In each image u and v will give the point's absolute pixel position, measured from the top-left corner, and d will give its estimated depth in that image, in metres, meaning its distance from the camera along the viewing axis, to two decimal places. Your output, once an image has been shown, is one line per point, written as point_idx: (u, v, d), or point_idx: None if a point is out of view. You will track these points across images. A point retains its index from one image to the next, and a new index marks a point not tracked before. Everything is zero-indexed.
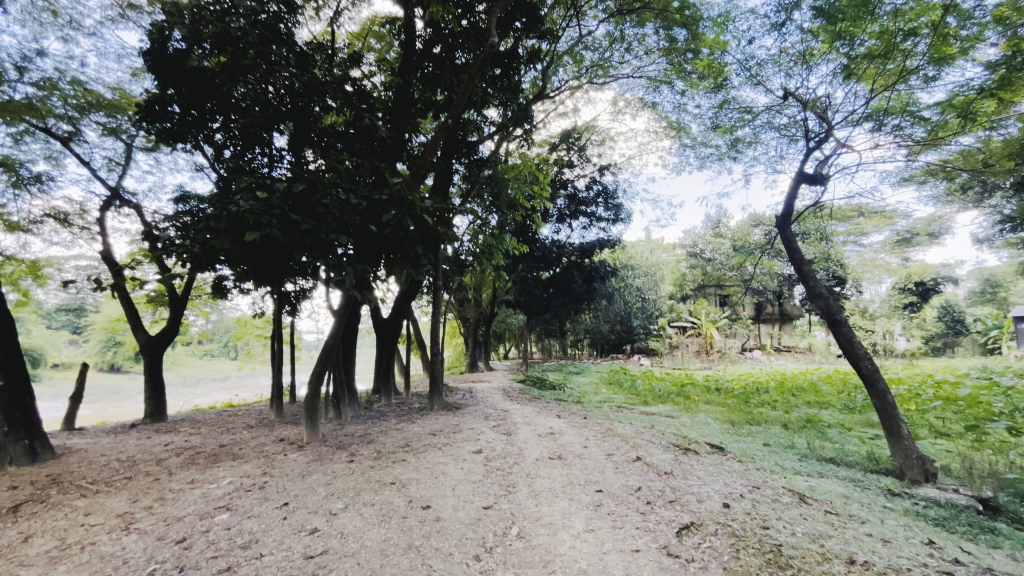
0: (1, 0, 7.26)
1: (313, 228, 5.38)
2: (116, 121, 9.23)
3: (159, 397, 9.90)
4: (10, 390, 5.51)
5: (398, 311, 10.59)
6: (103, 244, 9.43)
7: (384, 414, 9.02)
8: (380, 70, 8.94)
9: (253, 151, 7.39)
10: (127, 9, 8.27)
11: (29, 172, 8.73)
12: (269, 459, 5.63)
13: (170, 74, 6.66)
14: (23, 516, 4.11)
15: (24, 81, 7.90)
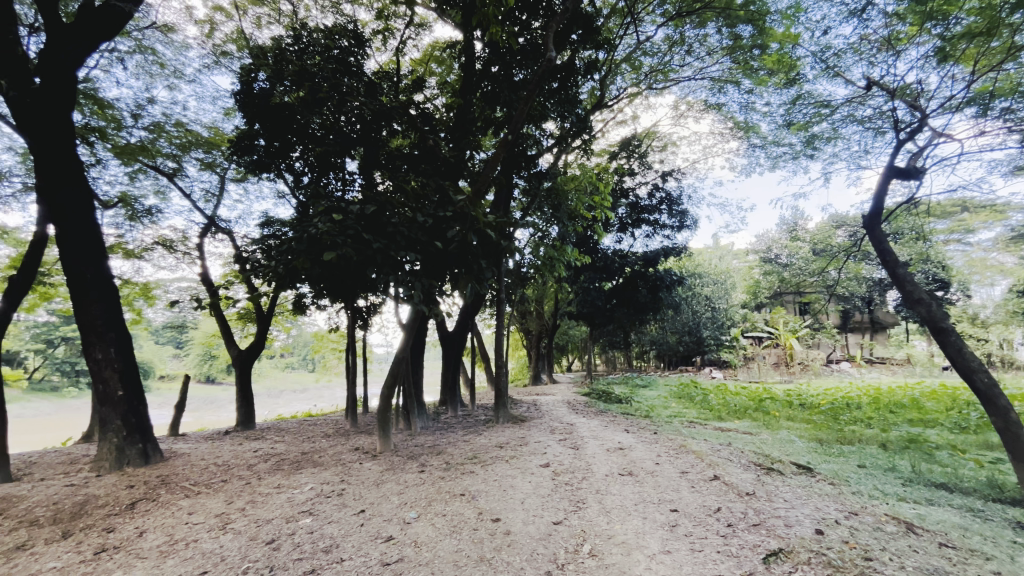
0: (120, 58, 8.38)
1: (384, 246, 5.67)
2: (212, 157, 10.20)
3: (248, 407, 10.72)
4: (128, 399, 6.20)
5: (463, 324, 10.82)
6: (202, 267, 10.44)
7: (451, 425, 9.19)
8: (441, 93, 9.33)
9: (328, 177, 7.89)
10: (220, 56, 9.24)
11: (142, 206, 9.90)
12: (346, 466, 5.92)
13: (257, 111, 7.36)
14: (139, 513, 4.59)
15: (139, 127, 9.04)
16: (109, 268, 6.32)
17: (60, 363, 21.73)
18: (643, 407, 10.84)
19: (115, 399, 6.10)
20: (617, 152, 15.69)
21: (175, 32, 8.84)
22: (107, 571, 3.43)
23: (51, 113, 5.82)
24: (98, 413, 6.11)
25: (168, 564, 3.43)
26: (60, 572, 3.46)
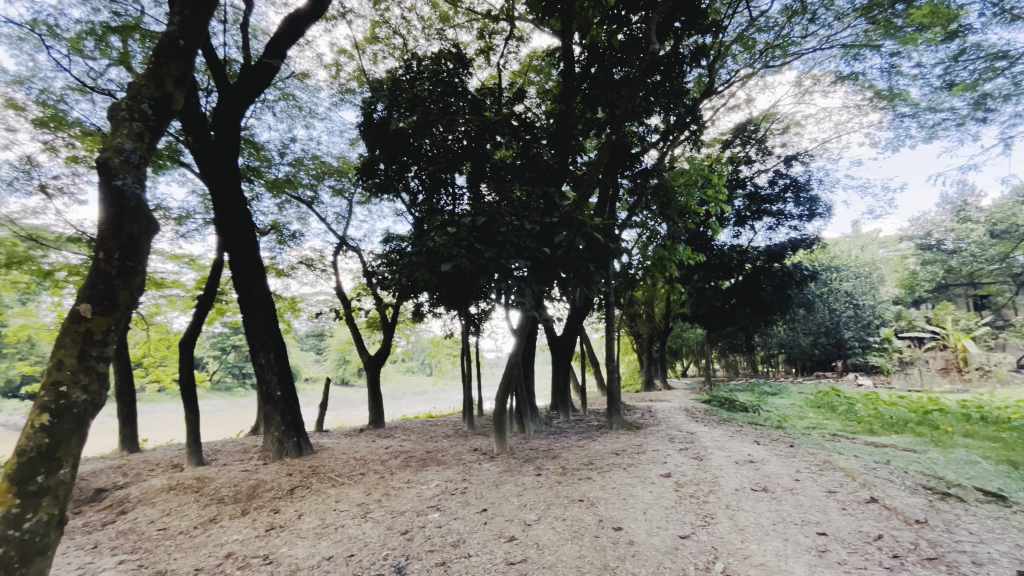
0: (269, 107, 9.82)
1: (495, 255, 5.91)
2: (342, 183, 11.49)
3: (379, 407, 11.79)
4: (285, 399, 7.18)
5: (572, 328, 10.80)
6: (337, 282, 11.76)
7: (564, 430, 9.19)
8: (541, 101, 9.46)
9: (440, 193, 8.41)
10: (345, 93, 10.37)
11: (288, 231, 11.46)
12: (467, 466, 6.23)
13: (378, 139, 8.12)
14: (298, 498, 5.30)
15: (284, 163, 10.47)
16: (267, 286, 7.38)
17: (232, 367, 25.87)
18: (773, 416, 9.84)
19: (275, 398, 7.10)
20: (730, 140, 14.59)
21: (309, 78, 10.13)
22: (276, 546, 3.99)
23: (222, 160, 6.97)
24: (263, 411, 7.16)
25: (324, 544, 3.91)
26: (242, 544, 4.11)
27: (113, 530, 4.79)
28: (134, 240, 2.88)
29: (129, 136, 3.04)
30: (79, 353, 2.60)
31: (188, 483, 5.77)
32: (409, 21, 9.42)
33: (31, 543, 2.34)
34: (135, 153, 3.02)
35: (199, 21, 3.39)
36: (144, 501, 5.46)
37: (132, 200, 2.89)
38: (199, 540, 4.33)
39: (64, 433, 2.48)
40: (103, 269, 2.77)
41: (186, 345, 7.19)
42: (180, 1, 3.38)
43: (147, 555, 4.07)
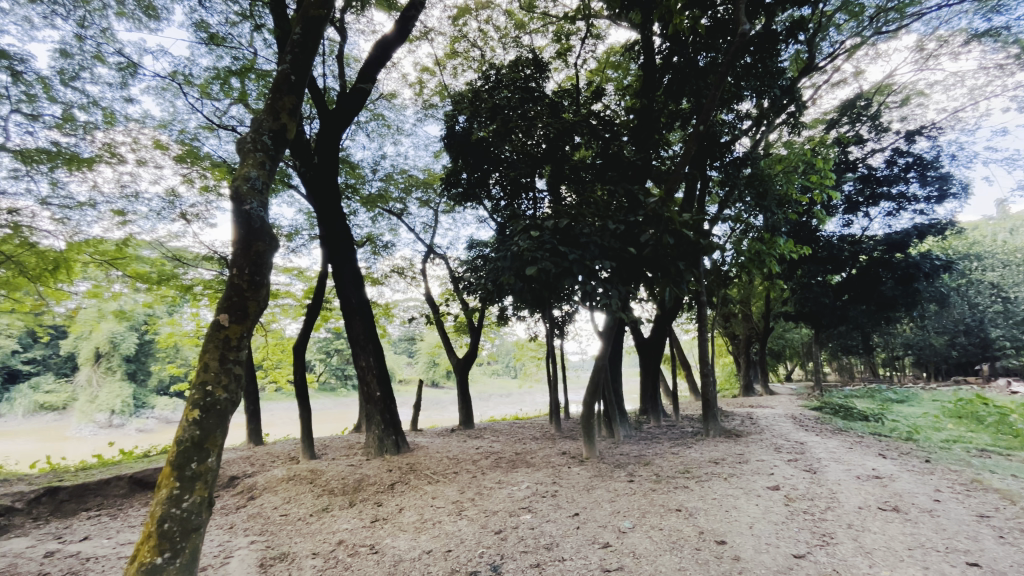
0: (363, 128, 10.60)
1: (579, 257, 5.85)
2: (428, 194, 12.08)
3: (468, 408, 12.16)
4: (384, 399, 7.67)
5: (660, 329, 10.37)
6: (426, 288, 12.36)
7: (656, 436, 8.84)
8: (620, 97, 9.25)
9: (520, 198, 8.58)
10: (429, 109, 10.91)
11: (382, 242, 12.27)
12: (556, 469, 6.22)
13: (460, 150, 8.43)
14: (398, 493, 5.64)
15: (376, 179, 11.24)
16: (365, 294, 7.95)
17: (336, 369, 28.18)
18: (902, 427, 8.69)
19: (375, 398, 7.63)
20: (835, 120, 13.18)
21: (397, 97, 10.80)
22: (381, 537, 4.28)
23: (325, 180, 7.65)
24: (365, 410, 7.71)
25: (423, 538, 4.12)
26: (351, 533, 4.46)
27: (245, 513, 5.43)
28: (260, 257, 3.26)
29: (253, 165, 3.46)
30: (220, 356, 2.98)
31: (304, 474, 6.37)
32: (486, 32, 9.70)
33: (189, 519, 2.71)
34: (259, 179, 3.41)
35: (306, 58, 3.77)
36: (269, 488, 6.13)
37: (257, 221, 3.28)
38: (315, 527, 4.76)
39: (212, 426, 2.85)
40: (236, 283, 3.16)
41: (298, 349, 7.97)
42: (291, 42, 3.79)
43: (272, 537, 4.56)
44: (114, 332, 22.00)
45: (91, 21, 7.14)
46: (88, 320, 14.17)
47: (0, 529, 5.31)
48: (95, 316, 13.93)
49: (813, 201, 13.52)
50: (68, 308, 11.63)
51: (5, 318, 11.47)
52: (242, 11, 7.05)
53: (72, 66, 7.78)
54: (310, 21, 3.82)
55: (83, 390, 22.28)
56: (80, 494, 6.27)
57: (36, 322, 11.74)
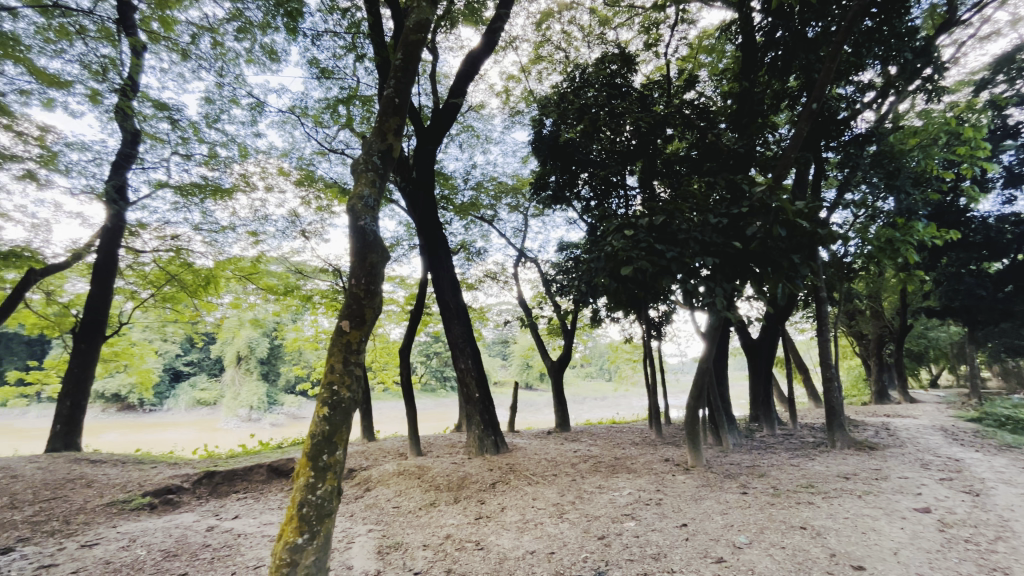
0: (455, 140, 11.10)
1: (677, 254, 5.60)
2: (516, 199, 12.30)
3: (564, 411, 12.11)
4: (483, 400, 7.92)
5: (772, 329, 9.52)
6: (519, 292, 12.57)
7: (771, 446, 8.11)
8: (716, 83, 8.69)
9: (610, 197, 8.41)
10: (515, 115, 11.12)
11: (475, 248, 12.73)
12: (659, 477, 5.97)
13: (549, 152, 8.48)
14: (499, 492, 5.79)
15: (468, 188, 11.69)
16: (462, 298, 8.28)
17: (436, 371, 29.65)
18: None
19: (474, 399, 7.90)
20: (987, 79, 11.17)
21: (485, 107, 11.16)
22: (486, 534, 4.42)
23: (424, 193, 8.12)
24: (466, 410, 8.01)
25: (526, 538, 4.18)
26: (458, 529, 4.65)
27: (363, 503, 5.93)
28: (373, 268, 3.56)
29: (366, 184, 3.79)
30: (343, 358, 3.28)
31: (412, 470, 6.78)
32: (570, 33, 9.67)
33: (323, 506, 2.99)
34: (370, 196, 3.72)
35: (408, 81, 4.05)
36: (382, 481, 6.62)
37: (370, 235, 3.59)
38: (424, 520, 5.05)
39: (338, 422, 3.14)
40: (354, 291, 3.48)
41: (403, 352, 8.52)
42: (394, 68, 4.09)
43: (387, 527, 4.91)
44: (251, 337, 25.20)
45: (227, 70, 8.30)
46: (232, 327, 16.42)
47: (173, 505, 6.34)
48: (237, 323, 16.11)
49: (959, 177, 11.61)
50: (217, 317, 13.55)
51: (171, 326, 13.68)
52: (347, 44, 7.74)
53: (214, 110, 9.10)
54: (409, 47, 4.11)
55: (229, 388, 25.72)
56: (231, 478, 7.26)
57: (193, 330, 13.83)
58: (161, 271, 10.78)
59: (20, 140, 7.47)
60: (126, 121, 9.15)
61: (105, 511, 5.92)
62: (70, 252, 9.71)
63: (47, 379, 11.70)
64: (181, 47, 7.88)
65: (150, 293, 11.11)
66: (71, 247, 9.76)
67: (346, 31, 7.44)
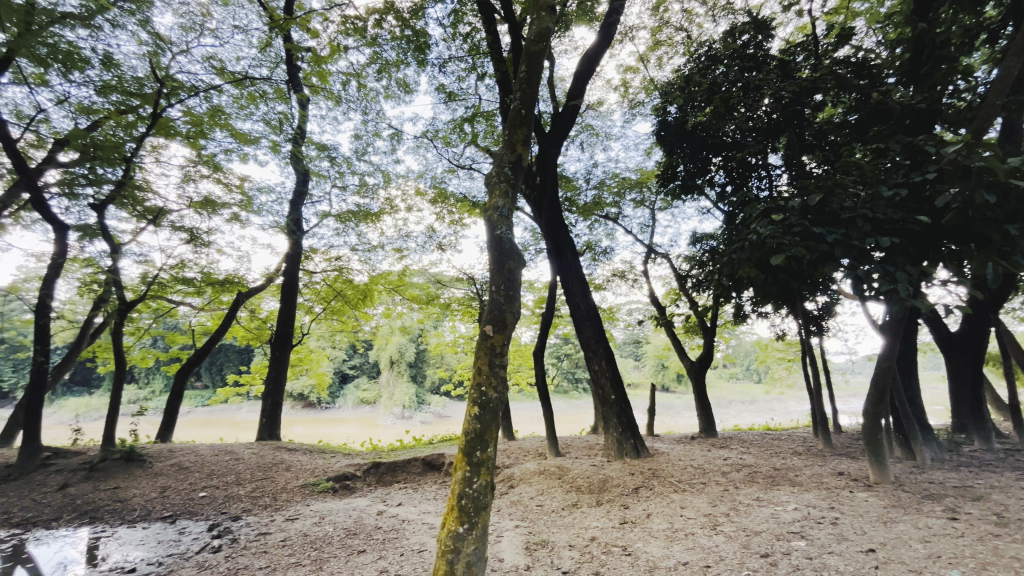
0: (575, 141, 11.07)
1: (842, 237, 4.88)
2: (642, 193, 11.86)
3: (708, 415, 11.24)
4: (619, 402, 7.74)
5: (980, 319, 7.73)
6: (649, 290, 12.04)
7: (987, 463, 6.55)
8: (878, 32, 7.38)
9: (750, 179, 7.66)
10: (636, 107, 10.74)
11: (600, 248, 12.54)
12: (833, 492, 5.20)
13: (676, 140, 8.05)
14: (643, 498, 5.58)
15: (590, 188, 11.58)
16: (592, 299, 8.20)
17: (567, 373, 29.73)
18: None
19: (610, 401, 7.76)
20: None
21: (603, 104, 10.96)
22: (632, 540, 4.31)
23: (548, 198, 8.21)
24: (602, 412, 7.90)
25: (676, 549, 3.97)
26: (603, 532, 4.61)
27: (509, 499, 6.22)
28: (511, 274, 3.73)
29: (500, 195, 3.97)
30: (489, 361, 3.48)
31: (552, 470, 6.88)
32: (692, 11, 9.05)
33: (479, 499, 3.14)
34: (504, 206, 3.91)
35: (532, 92, 4.18)
36: (524, 480, 6.84)
37: (506, 244, 3.77)
38: (568, 520, 5.10)
39: (488, 421, 3.31)
40: (494, 297, 3.67)
41: (537, 355, 8.72)
42: (518, 81, 4.24)
43: (533, 525, 5.06)
44: (400, 343, 28.06)
45: (370, 108, 9.42)
46: (385, 334, 18.45)
47: (350, 490, 7.35)
48: (389, 330, 18.06)
49: None
50: (373, 326, 15.36)
51: (339, 335, 15.85)
52: (468, 65, 8.23)
53: (362, 144, 10.39)
54: (532, 58, 4.22)
55: (385, 388, 28.87)
56: (393, 468, 8.12)
57: (355, 338, 15.85)
58: (329, 288, 12.58)
59: (228, 189, 9.36)
60: (298, 163, 10.90)
61: (301, 491, 7.09)
62: (265, 277, 11.85)
63: (254, 381, 14.40)
64: (334, 94, 9.15)
65: (322, 308, 13.03)
66: (266, 273, 11.92)
67: (468, 54, 7.92)
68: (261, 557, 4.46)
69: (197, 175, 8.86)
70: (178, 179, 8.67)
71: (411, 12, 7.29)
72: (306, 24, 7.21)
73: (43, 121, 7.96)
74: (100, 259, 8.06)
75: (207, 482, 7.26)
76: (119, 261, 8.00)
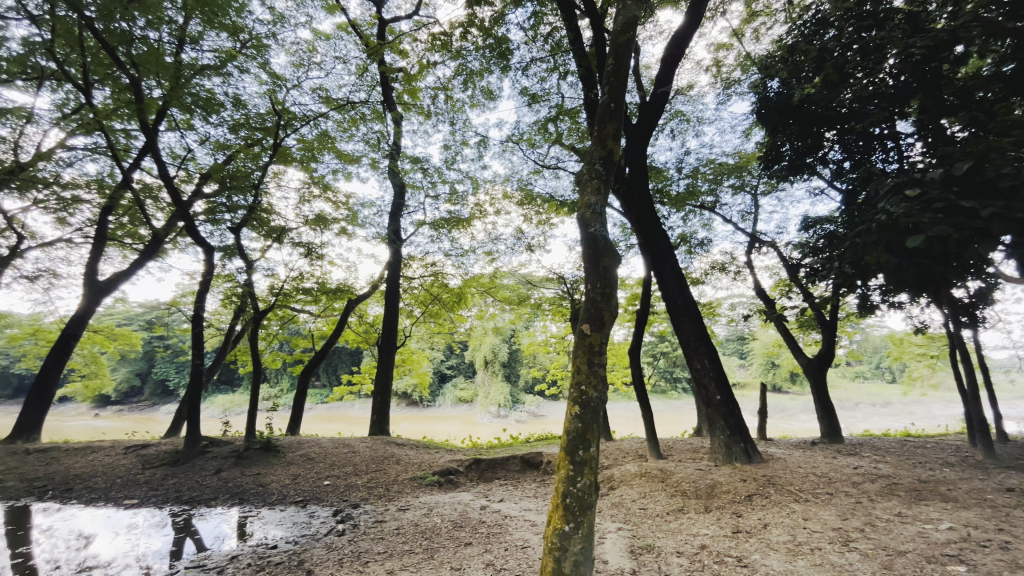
0: (664, 129, 10.58)
1: (1001, 210, 4.15)
2: (742, 178, 11.01)
3: (831, 418, 10.11)
4: (725, 403, 7.26)
5: None
6: (754, 282, 11.13)
7: None
8: None
9: (873, 153, 6.82)
10: (731, 87, 10.00)
11: (696, 240, 11.86)
12: (1000, 512, 4.40)
13: (780, 118, 7.42)
14: (759, 506, 5.17)
15: (683, 177, 10.99)
16: (690, 294, 7.78)
17: (665, 372, 28.49)
18: None
19: (715, 402, 7.31)
20: None
21: (693, 87, 10.34)
22: (749, 551, 4.01)
23: (639, 192, 7.93)
24: (707, 413, 7.45)
25: (801, 564, 3.62)
26: (714, 540, 4.35)
27: (610, 501, 6.12)
28: (607, 271, 3.66)
29: (592, 192, 3.93)
30: (588, 360, 3.45)
31: (654, 472, 6.64)
32: None
33: (584, 498, 3.11)
34: (597, 203, 3.87)
35: (621, 84, 4.08)
36: (625, 482, 6.69)
37: (601, 241, 3.73)
38: (675, 526, 4.90)
39: (589, 420, 3.28)
40: (591, 296, 3.65)
41: (633, 354, 8.47)
42: (607, 74, 4.17)
43: (636, 528, 4.94)
44: (494, 343, 28.84)
45: (458, 118, 9.82)
46: (480, 334, 19.07)
47: (454, 484, 7.71)
48: (483, 331, 18.64)
49: None
50: (468, 327, 15.97)
51: (437, 337, 16.70)
52: (551, 65, 8.24)
53: (451, 154, 10.87)
54: (620, 49, 4.13)
55: (481, 388, 29.80)
56: (493, 465, 8.37)
57: (452, 339, 16.60)
58: (426, 292, 13.30)
59: (336, 207, 10.32)
60: (396, 177, 11.68)
61: (410, 484, 7.58)
62: (371, 285, 12.86)
63: (364, 381, 15.68)
64: (425, 109, 9.67)
65: (421, 311, 13.83)
66: (371, 280, 12.93)
67: (550, 54, 7.93)
68: (378, 542, 4.85)
69: (311, 195, 9.87)
70: (297, 201, 9.74)
71: (492, 21, 7.46)
72: (397, 46, 7.69)
73: (191, 159, 9.38)
74: (238, 275, 9.30)
75: (331, 472, 8.05)
76: (252, 275, 9.15)
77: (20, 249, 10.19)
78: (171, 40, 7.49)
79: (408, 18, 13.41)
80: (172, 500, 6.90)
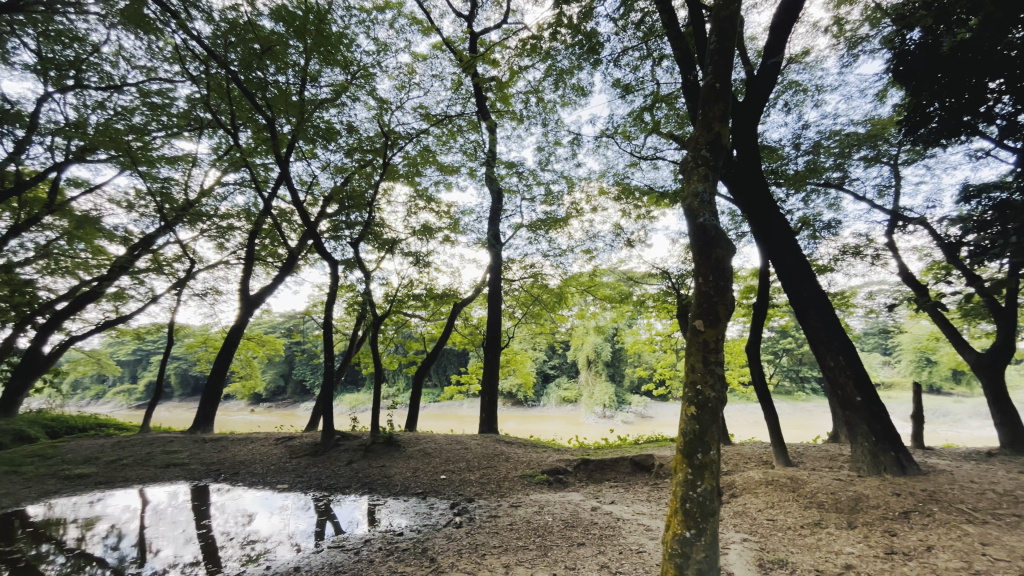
0: (776, 102, 9.61)
1: None
2: (876, 147, 9.61)
3: (1014, 426, 8.38)
4: (869, 405, 6.37)
5: None
6: (899, 266, 9.64)
7: None
8: None
9: None
10: (857, 45, 8.79)
11: (822, 222, 10.60)
12: None
13: (926, 72, 6.36)
14: (919, 525, 4.45)
15: (802, 154, 9.88)
16: (818, 284, 6.95)
17: (789, 371, 25.84)
18: None
19: (855, 404, 6.44)
20: None
21: (810, 53, 9.27)
22: None
23: (750, 176, 7.29)
24: (846, 417, 6.59)
25: None
26: (862, 560, 3.84)
27: (733, 509, 5.69)
28: (720, 262, 3.42)
29: (698, 179, 3.70)
30: (702, 358, 3.24)
31: (783, 481, 6.03)
32: None
33: (706, 504, 2.95)
34: (705, 191, 3.63)
35: (726, 61, 3.80)
36: (749, 489, 6.17)
37: (712, 231, 3.50)
38: (812, 541, 4.41)
39: (708, 422, 3.08)
40: (703, 291, 3.42)
41: (751, 351, 7.80)
42: (708, 53, 3.90)
43: (765, 540, 4.54)
44: (596, 342, 28.42)
45: (550, 119, 9.87)
46: (582, 334, 18.89)
47: (563, 483, 7.73)
48: (585, 330, 18.44)
49: None
50: (569, 326, 15.93)
51: (539, 337, 16.88)
52: (643, 52, 7.96)
53: (545, 156, 10.96)
54: (722, 24, 3.86)
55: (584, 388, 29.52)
56: (602, 466, 8.23)
57: (554, 338, 16.67)
58: (527, 293, 13.53)
59: (440, 216, 10.93)
60: (493, 183, 12.05)
61: (520, 481, 7.75)
62: (475, 289, 13.41)
63: (472, 381, 16.37)
64: (517, 114, 9.87)
65: (523, 312, 14.08)
66: (474, 285, 13.48)
67: (643, 40, 7.63)
68: (494, 536, 5.03)
69: (417, 208, 10.57)
70: (405, 214, 10.50)
71: (580, 16, 7.38)
72: (489, 57, 7.95)
73: (316, 184, 10.55)
74: (358, 285, 10.25)
75: (445, 467, 8.52)
76: (370, 285, 10.04)
77: (192, 271, 12.26)
78: (296, 81, 8.51)
79: (497, 27, 13.77)
80: (315, 487, 7.82)
